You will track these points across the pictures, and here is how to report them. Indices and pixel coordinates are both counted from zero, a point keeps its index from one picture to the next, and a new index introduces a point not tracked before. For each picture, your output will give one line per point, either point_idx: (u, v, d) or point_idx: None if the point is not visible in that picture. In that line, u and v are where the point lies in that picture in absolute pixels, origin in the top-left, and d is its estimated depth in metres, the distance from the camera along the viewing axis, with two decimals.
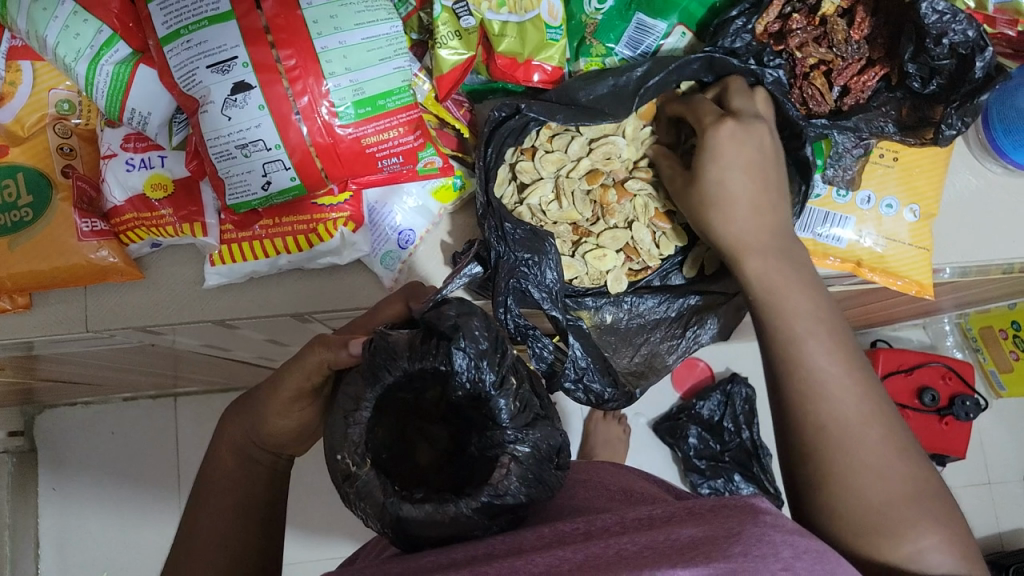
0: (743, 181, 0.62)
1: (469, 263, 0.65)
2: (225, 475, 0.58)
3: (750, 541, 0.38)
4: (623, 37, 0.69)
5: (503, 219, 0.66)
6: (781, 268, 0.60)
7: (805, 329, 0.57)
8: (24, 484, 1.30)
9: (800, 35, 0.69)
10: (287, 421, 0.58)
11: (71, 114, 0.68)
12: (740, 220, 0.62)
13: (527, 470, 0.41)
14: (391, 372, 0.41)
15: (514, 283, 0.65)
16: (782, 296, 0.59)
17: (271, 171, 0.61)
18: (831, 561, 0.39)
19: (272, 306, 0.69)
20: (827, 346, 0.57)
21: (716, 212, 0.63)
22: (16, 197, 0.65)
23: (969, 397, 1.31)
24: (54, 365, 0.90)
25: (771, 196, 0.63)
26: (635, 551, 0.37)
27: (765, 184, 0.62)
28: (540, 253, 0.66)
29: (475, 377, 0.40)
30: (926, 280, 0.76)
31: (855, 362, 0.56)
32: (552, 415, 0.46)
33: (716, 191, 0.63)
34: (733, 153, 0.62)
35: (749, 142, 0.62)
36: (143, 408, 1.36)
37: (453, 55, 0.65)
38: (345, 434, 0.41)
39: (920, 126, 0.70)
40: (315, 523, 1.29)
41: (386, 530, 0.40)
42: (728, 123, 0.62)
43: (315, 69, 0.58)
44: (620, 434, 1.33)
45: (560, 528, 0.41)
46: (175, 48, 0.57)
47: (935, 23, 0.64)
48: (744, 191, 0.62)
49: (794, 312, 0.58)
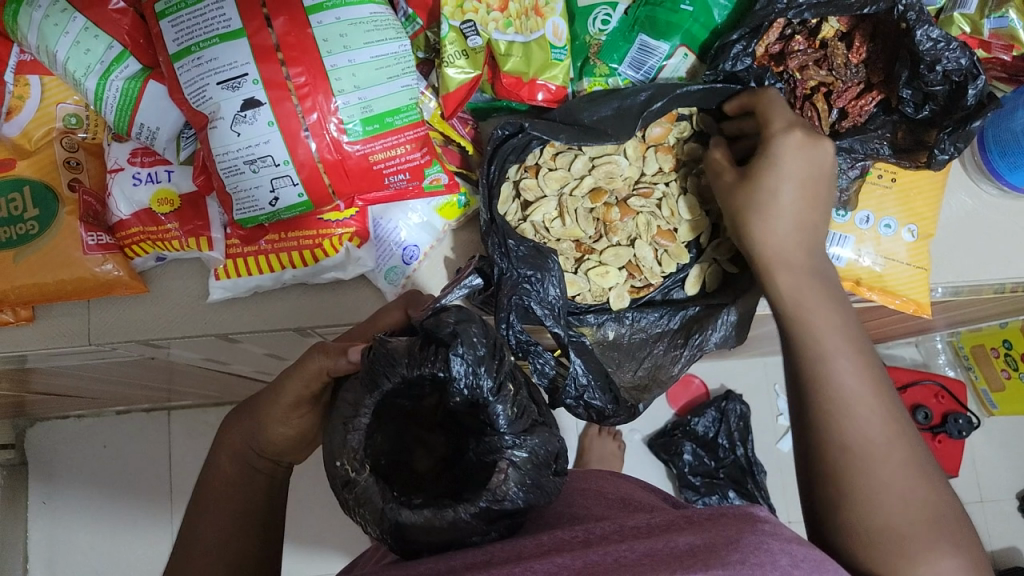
0: (796, 195, 0.59)
1: (470, 275, 0.67)
2: (230, 486, 0.58)
3: (747, 550, 0.38)
4: (626, 58, 0.70)
5: (507, 236, 0.67)
6: (808, 283, 0.58)
7: (834, 345, 0.56)
8: (14, 499, 1.28)
9: (801, 57, 0.71)
10: (286, 429, 0.57)
11: (78, 128, 0.68)
12: (778, 232, 0.59)
13: (526, 475, 0.41)
14: (390, 379, 0.41)
15: (519, 299, 0.65)
16: (808, 309, 0.57)
17: (279, 187, 0.61)
18: (829, 569, 0.39)
19: (275, 321, 0.69)
20: (853, 359, 0.55)
21: (760, 221, 0.60)
22: (21, 210, 0.66)
23: (961, 415, 1.36)
24: (50, 377, 0.89)
25: (817, 197, 0.60)
26: (634, 558, 0.38)
27: (806, 186, 0.59)
28: (543, 269, 0.67)
29: (473, 383, 0.40)
30: (923, 300, 0.77)
31: (882, 386, 0.55)
32: (551, 421, 0.46)
33: (768, 201, 0.59)
34: (798, 165, 0.59)
35: (807, 154, 0.59)
36: (136, 422, 1.35)
37: (459, 74, 0.66)
38: (344, 441, 0.41)
39: (915, 149, 0.72)
40: (310, 539, 1.28)
41: (384, 537, 0.40)
42: (798, 134, 0.59)
43: (325, 86, 0.59)
44: (615, 451, 1.32)
45: (558, 536, 0.41)
46: (186, 64, 0.58)
47: (930, 50, 0.65)
48: (790, 197, 0.59)
49: (822, 332, 0.56)
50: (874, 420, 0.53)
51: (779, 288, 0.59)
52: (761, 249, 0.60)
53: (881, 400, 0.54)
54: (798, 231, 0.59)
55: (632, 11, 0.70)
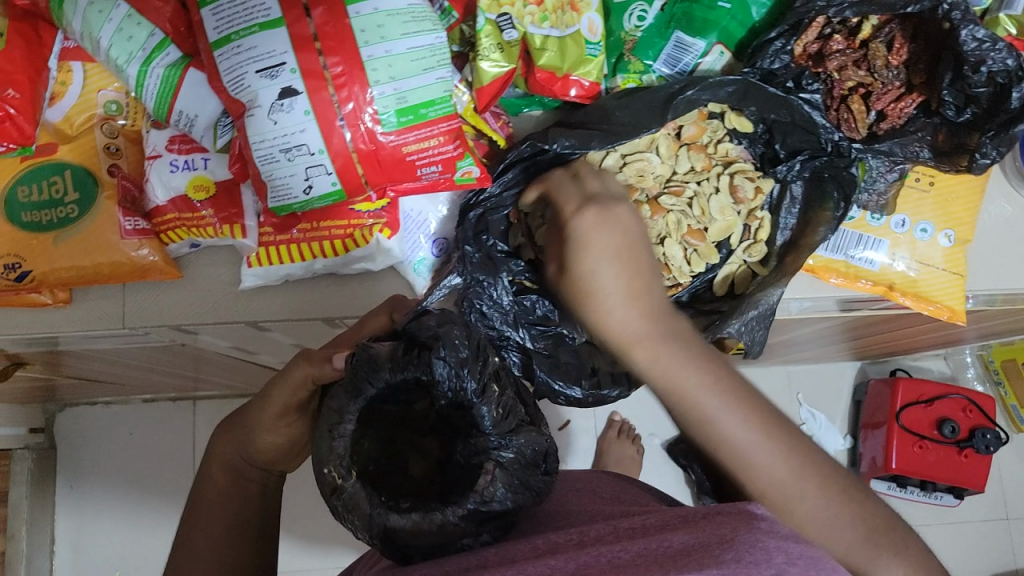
0: (614, 276, 0.55)
1: (449, 274, 0.69)
2: (222, 499, 0.60)
3: (743, 547, 0.37)
4: (661, 55, 0.70)
5: (467, 242, 0.70)
6: (671, 350, 0.54)
7: (715, 409, 0.51)
8: (42, 482, 1.30)
9: (840, 58, 0.70)
10: (277, 437, 0.60)
11: (118, 115, 0.69)
12: (616, 313, 0.55)
13: (513, 476, 0.41)
14: (374, 384, 0.42)
15: (469, 303, 0.72)
16: (682, 378, 0.53)
17: (313, 176, 0.61)
18: (827, 567, 0.38)
19: (302, 310, 0.70)
20: (744, 414, 0.51)
21: (593, 307, 0.55)
22: (62, 193, 0.67)
23: (989, 429, 1.29)
24: (83, 362, 0.90)
25: (649, 286, 0.56)
26: (626, 560, 0.37)
27: (637, 271, 0.55)
28: (494, 274, 0.73)
29: (456, 385, 0.42)
30: (958, 306, 0.76)
31: (784, 434, 0.51)
32: (539, 422, 0.47)
33: (587, 286, 0.55)
34: (596, 236, 0.56)
35: (629, 225, 0.56)
36: (162, 410, 1.37)
37: (494, 67, 0.65)
38: (331, 447, 0.41)
39: (956, 153, 0.71)
40: (332, 530, 1.34)
41: (375, 542, 0.41)
42: (590, 212, 0.57)
43: (361, 77, 0.59)
44: (634, 455, 1.33)
45: (552, 539, 0.41)
46: (226, 52, 0.59)
47: (974, 50, 0.64)
48: (617, 285, 0.55)
49: (705, 401, 0.52)
50: (769, 463, 0.50)
51: (639, 360, 0.54)
52: (590, 314, 0.56)
53: (781, 434, 0.51)
54: (636, 297, 0.55)
55: (669, 7, 0.70)
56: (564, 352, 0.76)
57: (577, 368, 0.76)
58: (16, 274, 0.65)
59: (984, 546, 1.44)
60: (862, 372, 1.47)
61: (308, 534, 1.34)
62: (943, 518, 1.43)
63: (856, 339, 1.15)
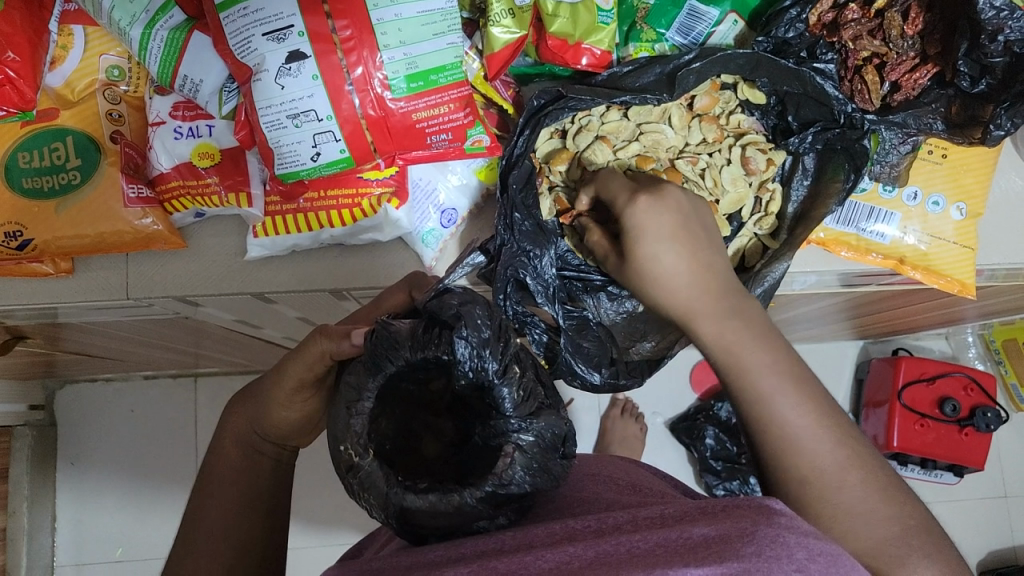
0: (675, 254, 0.57)
1: (472, 253, 0.66)
2: (233, 473, 0.60)
3: (763, 542, 0.35)
4: (674, 23, 0.69)
5: (514, 207, 0.67)
6: (734, 325, 0.55)
7: (752, 370, 0.53)
8: (42, 460, 1.30)
9: (854, 27, 0.69)
10: (291, 412, 0.59)
11: (120, 80, 0.67)
12: (680, 282, 0.57)
13: (532, 459, 0.40)
14: (393, 362, 0.41)
15: (513, 271, 0.66)
16: (738, 354, 0.54)
17: (321, 143, 0.60)
18: (845, 564, 0.37)
19: (309, 282, 0.69)
20: (794, 393, 0.52)
21: (655, 291, 0.59)
22: (64, 159, 0.66)
23: (990, 408, 1.29)
24: (84, 336, 0.89)
25: (712, 261, 0.58)
26: (646, 550, 0.35)
27: (700, 249, 0.58)
28: (543, 245, 0.68)
29: (478, 366, 0.40)
30: (969, 280, 0.76)
31: (825, 406, 0.52)
32: (557, 403, 0.45)
33: (651, 269, 0.58)
34: (655, 222, 0.58)
35: (661, 208, 0.58)
36: (163, 387, 1.37)
37: (505, 33, 0.64)
38: (348, 425, 0.40)
39: (969, 125, 0.70)
40: (334, 507, 1.35)
41: (390, 522, 0.40)
42: (641, 199, 0.59)
43: (371, 41, 0.58)
44: (637, 433, 1.34)
45: (570, 525, 0.39)
46: (232, 14, 0.57)
47: (992, 18, 0.62)
48: (684, 266, 0.58)
49: (755, 368, 0.53)
50: (793, 409, 0.51)
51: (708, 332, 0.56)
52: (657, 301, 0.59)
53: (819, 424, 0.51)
54: (700, 275, 0.57)
55: None
56: (586, 338, 0.72)
57: (599, 354, 0.72)
58: (17, 243, 0.64)
59: (981, 524, 1.45)
60: (864, 351, 1.47)
61: (309, 512, 1.34)
62: (942, 496, 1.44)
63: (858, 318, 1.15)
